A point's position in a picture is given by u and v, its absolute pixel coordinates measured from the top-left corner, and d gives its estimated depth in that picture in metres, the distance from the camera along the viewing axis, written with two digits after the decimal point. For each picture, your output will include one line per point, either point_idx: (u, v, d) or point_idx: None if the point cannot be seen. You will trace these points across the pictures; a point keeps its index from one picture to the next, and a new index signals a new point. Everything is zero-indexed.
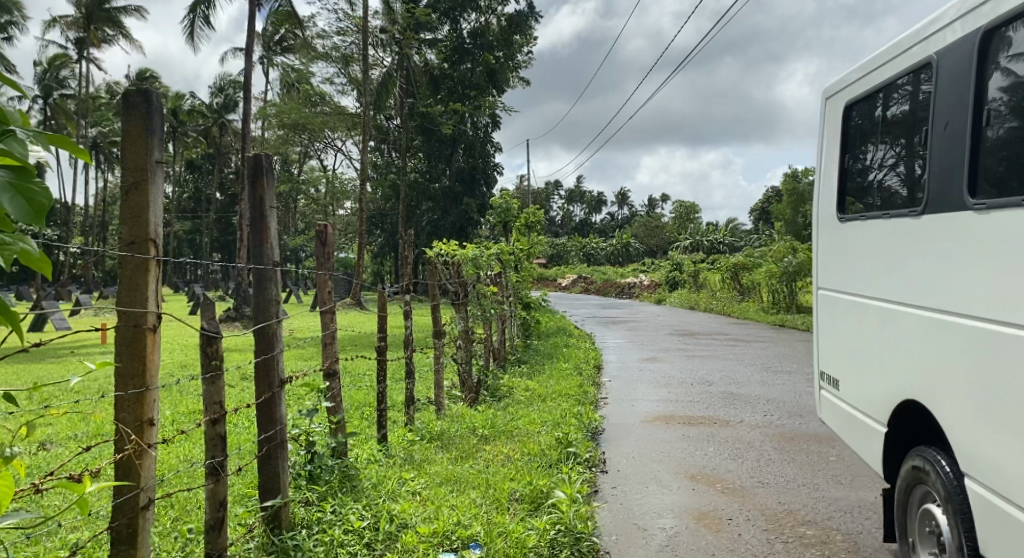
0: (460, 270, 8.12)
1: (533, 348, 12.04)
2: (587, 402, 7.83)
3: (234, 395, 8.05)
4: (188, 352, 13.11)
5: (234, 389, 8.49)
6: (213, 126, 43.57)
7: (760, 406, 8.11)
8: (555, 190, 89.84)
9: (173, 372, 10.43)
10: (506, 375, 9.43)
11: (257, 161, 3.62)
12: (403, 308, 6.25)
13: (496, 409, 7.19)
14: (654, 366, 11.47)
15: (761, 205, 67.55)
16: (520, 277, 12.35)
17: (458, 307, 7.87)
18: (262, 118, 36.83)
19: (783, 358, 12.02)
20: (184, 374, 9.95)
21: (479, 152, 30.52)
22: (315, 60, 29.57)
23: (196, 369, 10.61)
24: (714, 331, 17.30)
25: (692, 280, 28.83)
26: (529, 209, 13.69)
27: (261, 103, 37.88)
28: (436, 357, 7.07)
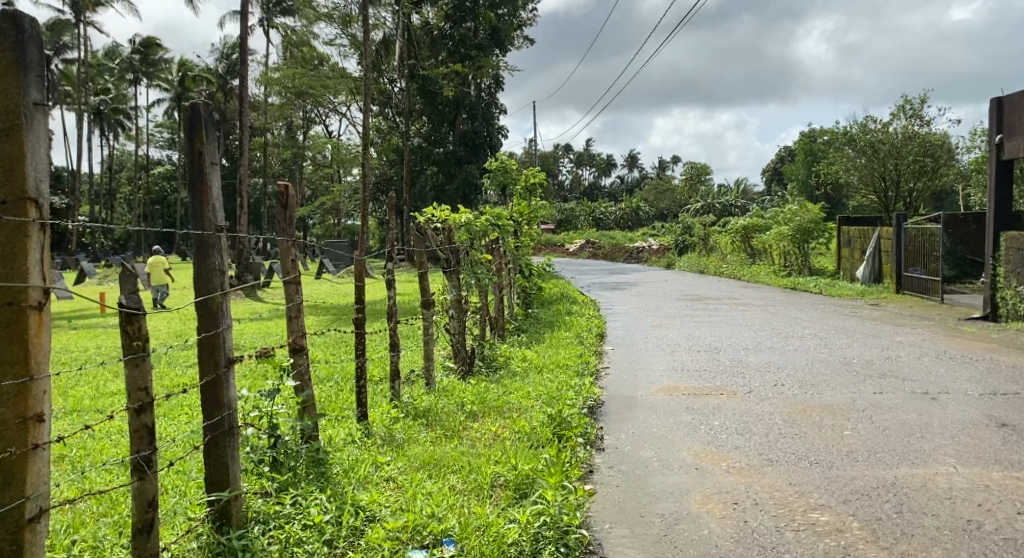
0: (450, 236, 7.70)
1: (535, 316, 11.63)
2: (586, 373, 7.46)
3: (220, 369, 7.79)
4: (184, 322, 12.84)
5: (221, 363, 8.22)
6: (216, 92, 43.05)
7: (771, 374, 7.71)
8: (564, 154, 89.08)
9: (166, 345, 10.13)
10: (504, 345, 9.09)
11: (193, 109, 3.18)
12: (386, 277, 5.82)
13: (489, 382, 6.83)
14: (661, 333, 11.09)
15: (772, 166, 66.69)
16: (522, 245, 11.83)
17: (448, 274, 7.50)
18: (265, 83, 36.31)
19: (794, 322, 11.59)
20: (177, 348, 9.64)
21: (482, 116, 29.60)
22: (316, 21, 28.94)
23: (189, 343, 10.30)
24: (723, 295, 16.88)
25: (702, 243, 28.36)
26: (532, 173, 12.98)
27: (263, 67, 37.34)
28: (425, 328, 6.67)
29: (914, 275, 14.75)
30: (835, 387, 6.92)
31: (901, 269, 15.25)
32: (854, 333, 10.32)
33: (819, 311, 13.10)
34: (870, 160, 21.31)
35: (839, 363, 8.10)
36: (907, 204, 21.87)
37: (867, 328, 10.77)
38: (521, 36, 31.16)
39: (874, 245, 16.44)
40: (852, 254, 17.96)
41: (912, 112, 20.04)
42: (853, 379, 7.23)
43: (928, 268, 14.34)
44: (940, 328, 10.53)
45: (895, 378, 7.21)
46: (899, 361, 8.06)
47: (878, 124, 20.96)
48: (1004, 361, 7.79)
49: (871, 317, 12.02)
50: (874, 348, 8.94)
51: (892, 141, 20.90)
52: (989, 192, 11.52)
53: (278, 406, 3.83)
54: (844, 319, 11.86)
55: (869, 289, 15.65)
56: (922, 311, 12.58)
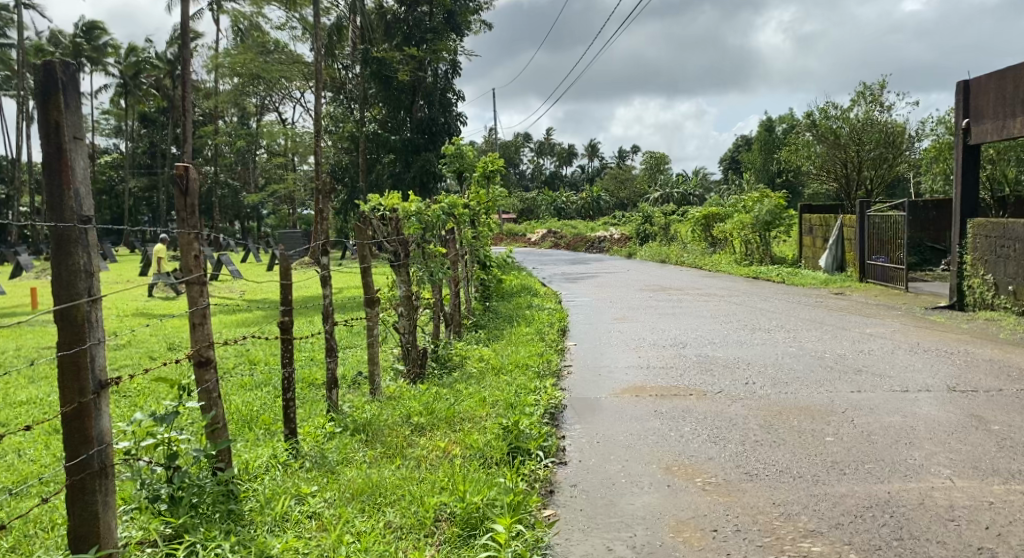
0: (400, 227, 7.03)
1: (495, 311, 11.05)
2: (547, 373, 6.92)
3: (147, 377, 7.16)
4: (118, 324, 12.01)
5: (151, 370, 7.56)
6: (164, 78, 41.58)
7: (742, 371, 7.30)
8: (525, 143, 88.56)
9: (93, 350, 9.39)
10: (460, 343, 8.50)
11: (50, 67, 2.50)
12: (320, 272, 5.16)
13: (439, 387, 6.26)
14: (624, 326, 10.64)
15: (731, 154, 67.11)
16: (480, 236, 11.27)
17: (397, 268, 6.90)
18: (215, 67, 35.13)
19: (761, 314, 11.22)
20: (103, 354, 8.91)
21: (439, 102, 28.92)
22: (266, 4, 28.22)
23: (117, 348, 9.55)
24: (685, 285, 16.51)
25: (662, 232, 28.08)
26: (487, 160, 12.34)
27: (213, 52, 36.13)
28: (369, 329, 6.05)
29: (877, 263, 14.54)
30: (811, 385, 6.51)
31: (864, 257, 15.04)
32: (823, 325, 9.96)
33: (784, 301, 12.77)
34: (832, 146, 21.08)
35: (811, 359, 7.72)
36: (868, 191, 21.74)
37: (834, 319, 10.43)
38: (477, 21, 30.52)
39: (837, 233, 16.19)
40: (814, 242, 17.73)
41: (873, 98, 19.89)
42: (826, 376, 6.84)
43: (892, 256, 14.13)
44: (908, 319, 10.24)
45: (871, 375, 6.82)
46: (872, 356, 7.70)
47: (838, 110, 20.76)
48: (981, 353, 7.46)
49: (837, 308, 11.70)
50: (846, 341, 8.58)
51: (854, 127, 20.64)
52: (956, 179, 11.24)
53: (178, 432, 3.23)
54: (811, 310, 11.54)
55: (832, 278, 15.41)
56: (888, 300, 12.31)
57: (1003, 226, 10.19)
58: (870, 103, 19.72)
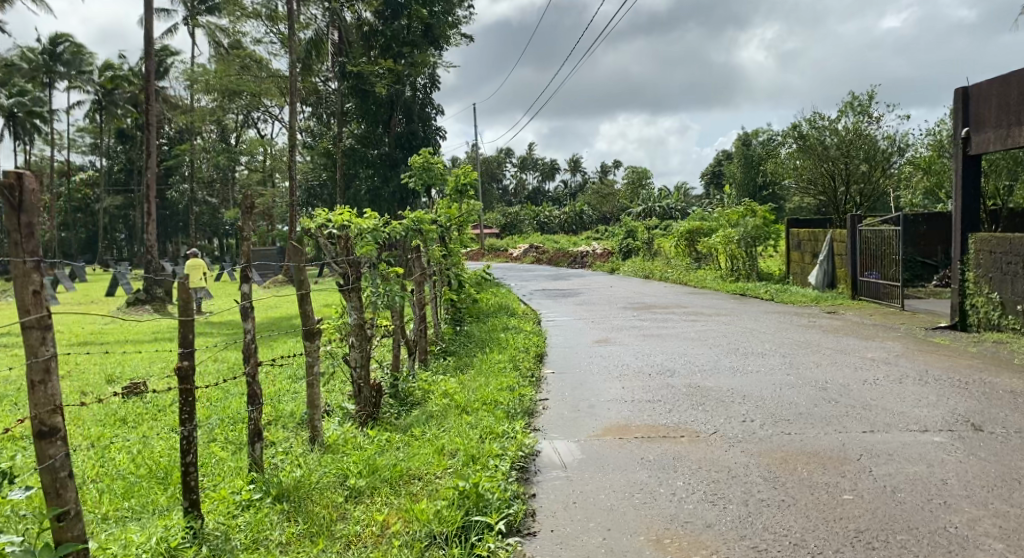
0: (351, 245, 6.12)
1: (468, 335, 10.21)
2: (518, 412, 6.06)
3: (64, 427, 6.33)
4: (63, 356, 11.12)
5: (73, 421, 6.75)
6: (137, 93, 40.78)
7: (740, 405, 6.53)
8: (507, 158, 88.06)
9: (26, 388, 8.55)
10: (424, 374, 7.64)
11: None
12: (239, 300, 4.32)
13: (391, 432, 5.43)
14: (606, 351, 9.87)
15: (712, 168, 66.87)
16: (451, 254, 10.48)
17: (347, 293, 6.05)
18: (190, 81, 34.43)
19: (751, 336, 10.48)
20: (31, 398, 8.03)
21: (418, 116, 28.27)
22: (244, 17, 27.96)
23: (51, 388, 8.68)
24: (670, 303, 15.80)
25: (646, 248, 27.35)
26: (459, 171, 11.50)
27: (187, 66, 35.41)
28: (309, 366, 5.19)
29: (870, 279, 13.88)
30: (816, 423, 5.77)
31: (856, 273, 14.39)
32: (820, 348, 9.22)
33: (776, 321, 12.06)
34: (820, 159, 20.44)
35: (812, 390, 6.97)
36: (855, 204, 21.20)
37: (832, 341, 9.70)
38: (456, 35, 29.93)
39: (827, 248, 15.53)
40: (802, 258, 17.05)
41: (862, 109, 19.29)
42: (830, 411, 6.10)
43: (886, 272, 13.47)
44: (910, 340, 9.52)
45: (881, 410, 6.05)
46: (878, 386, 6.95)
47: (824, 121, 20.20)
48: (999, 384, 6.74)
49: (832, 328, 10.97)
50: (848, 368, 7.86)
51: (842, 139, 20.05)
52: (955, 191, 10.59)
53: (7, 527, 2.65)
54: (805, 331, 10.81)
55: (823, 295, 14.73)
56: (885, 319, 11.60)
57: (1009, 241, 9.55)
58: (859, 113, 19.19)
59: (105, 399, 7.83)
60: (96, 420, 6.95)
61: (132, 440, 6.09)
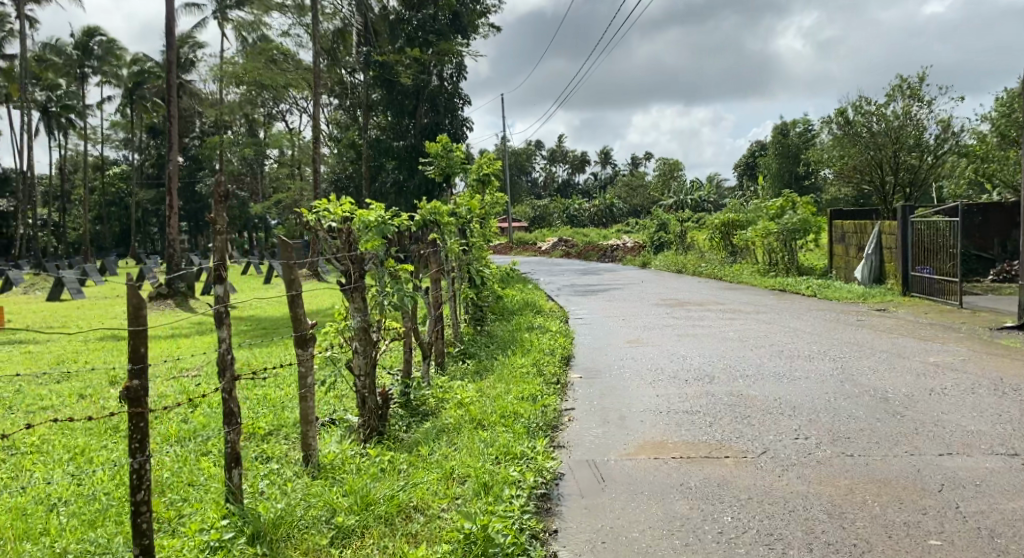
0: (354, 240, 5.54)
1: (490, 336, 9.58)
2: (538, 427, 5.41)
3: (46, 448, 5.82)
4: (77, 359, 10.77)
5: (59, 436, 6.24)
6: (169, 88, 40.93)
7: (791, 417, 5.82)
8: (536, 151, 87.19)
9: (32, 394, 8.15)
10: (439, 380, 7.03)
11: None
12: (211, 304, 3.72)
13: (394, 452, 4.83)
14: (638, 352, 9.19)
15: (745, 159, 65.51)
16: (472, 247, 9.89)
17: (349, 293, 5.45)
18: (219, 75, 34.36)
19: (796, 336, 9.70)
20: (28, 404, 7.58)
21: (445, 107, 27.48)
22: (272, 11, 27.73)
23: (56, 393, 8.27)
24: (704, 299, 15.03)
25: (678, 240, 26.52)
26: (481, 158, 10.91)
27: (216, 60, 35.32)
28: (303, 378, 4.58)
29: (923, 274, 12.97)
30: (883, 441, 5.05)
31: (907, 268, 13.46)
32: (875, 351, 8.42)
33: (822, 319, 11.24)
34: (866, 146, 19.35)
35: (872, 401, 6.22)
36: (905, 193, 20.05)
37: (887, 344, 8.89)
38: (484, 25, 29.26)
39: (874, 241, 14.62)
40: (846, 252, 16.14)
41: (912, 93, 18.20)
42: (896, 427, 5.36)
43: (940, 267, 12.58)
44: (975, 342, 8.68)
45: (956, 427, 5.30)
46: (950, 397, 6.18)
47: (870, 107, 19.13)
48: None
49: (884, 328, 10.13)
50: (910, 375, 7.09)
51: (893, 125, 18.87)
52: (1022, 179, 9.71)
53: None
54: (855, 331, 10.00)
55: (871, 291, 13.83)
56: (942, 318, 10.73)
57: None
58: (908, 97, 18.10)
59: (102, 404, 7.35)
60: (85, 429, 6.45)
61: (119, 453, 5.57)
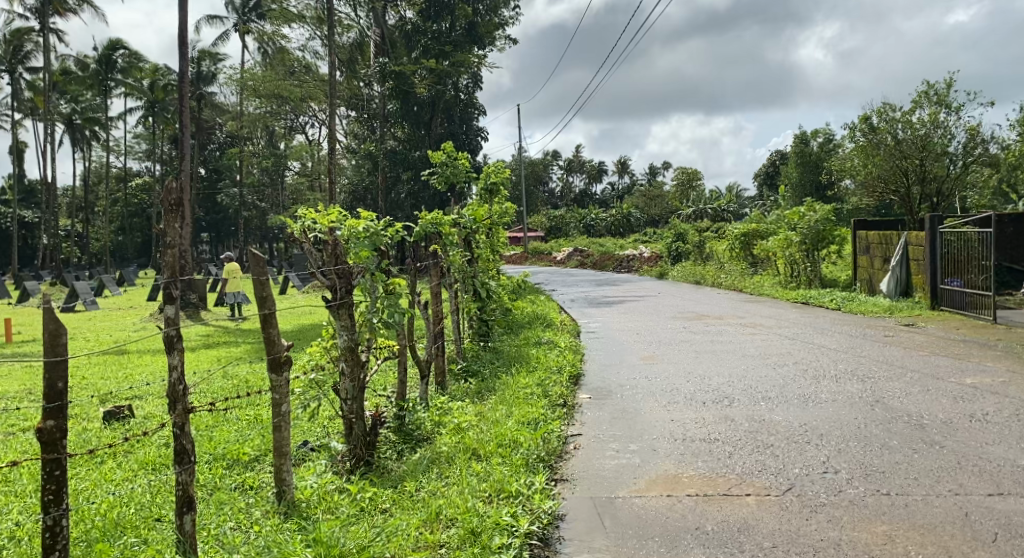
0: (341, 252, 5.09)
1: (495, 352, 9.13)
2: (538, 459, 4.97)
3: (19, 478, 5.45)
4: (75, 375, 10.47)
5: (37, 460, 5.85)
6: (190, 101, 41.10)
7: (818, 447, 5.30)
8: (554, 161, 86.79)
9: (23, 413, 7.85)
10: (439, 401, 6.59)
11: None
12: (161, 326, 3.35)
13: (376, 488, 4.43)
14: (653, 369, 8.73)
15: (765, 169, 64.73)
16: (478, 259, 9.48)
17: (334, 309, 5.04)
18: (238, 86, 34.35)
19: (822, 354, 9.15)
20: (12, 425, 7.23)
21: (459, 117, 27.39)
22: (290, 22, 27.66)
23: (47, 411, 7.94)
24: (723, 312, 14.49)
25: (697, 251, 25.94)
26: (487, 166, 10.53)
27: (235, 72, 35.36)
28: (276, 408, 4.16)
29: (952, 287, 12.39)
30: (923, 477, 4.53)
31: (935, 281, 12.86)
32: (906, 371, 7.86)
33: (848, 335, 10.68)
34: (892, 155, 18.68)
35: (907, 429, 5.68)
36: (932, 204, 19.38)
37: (918, 362, 8.34)
38: (502, 37, 28.98)
39: (901, 253, 14.01)
40: (871, 263, 15.52)
41: (939, 100, 17.58)
42: (936, 461, 4.83)
43: (970, 280, 11.98)
44: (1014, 361, 8.11)
45: (1002, 462, 4.77)
46: (991, 425, 5.64)
47: (898, 114, 18.41)
48: None
49: (915, 345, 9.55)
50: (947, 399, 6.53)
51: (920, 133, 18.23)
52: None
53: None
54: (883, 348, 9.44)
55: (897, 304, 13.23)
56: (976, 334, 10.13)
57: None
58: (936, 104, 17.47)
59: (84, 425, 6.97)
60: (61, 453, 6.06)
61: (88, 484, 5.16)
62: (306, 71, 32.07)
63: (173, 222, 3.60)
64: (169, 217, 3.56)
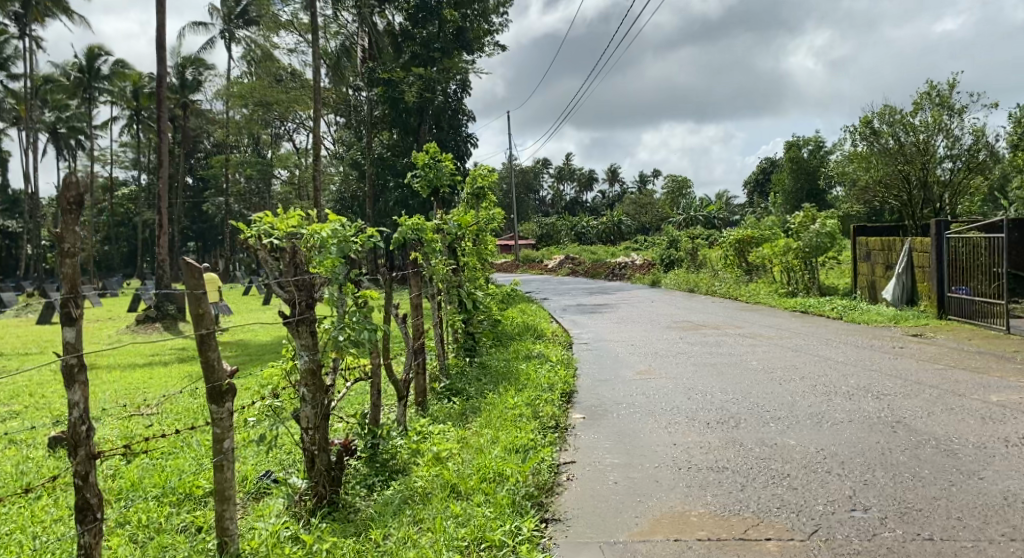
0: (300, 261, 4.48)
1: (482, 367, 8.51)
2: (522, 497, 4.38)
3: None
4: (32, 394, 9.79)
5: None
6: (176, 108, 40.40)
7: (842, 478, 4.73)
8: (544, 168, 86.38)
9: None
10: (419, 425, 5.95)
11: None
12: (61, 356, 3.26)
13: (337, 538, 3.85)
14: (651, 385, 8.15)
15: (755, 176, 64.43)
16: (463, 268, 8.87)
17: (292, 326, 4.41)
18: (227, 94, 33.72)
19: (830, 368, 8.59)
20: None
21: (448, 123, 26.82)
22: (277, 29, 27.10)
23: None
24: (719, 321, 13.91)
25: (690, 259, 25.41)
26: (474, 168, 9.95)
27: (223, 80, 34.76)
28: (216, 450, 3.54)
29: (960, 295, 11.90)
30: (969, 519, 4.00)
31: (942, 288, 12.34)
32: (924, 387, 7.31)
33: (853, 346, 10.15)
34: (894, 158, 18.21)
35: (938, 457, 5.13)
36: (934, 209, 18.88)
37: (935, 377, 7.79)
38: (491, 42, 28.42)
39: (904, 259, 13.51)
40: (872, 271, 15.00)
41: (942, 102, 17.15)
42: (979, 496, 4.29)
43: (980, 286, 11.49)
44: None
45: None
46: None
47: (901, 116, 17.89)
48: None
49: (928, 357, 8.99)
50: (975, 420, 5.98)
51: (922, 137, 17.75)
52: None
53: None
54: (895, 360, 8.89)
55: (903, 313, 12.69)
56: (990, 345, 9.62)
57: None
58: (938, 105, 17.05)
59: (25, 454, 6.30)
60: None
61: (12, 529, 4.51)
62: (294, 78, 31.50)
63: (72, 227, 3.31)
64: (67, 221, 3.28)
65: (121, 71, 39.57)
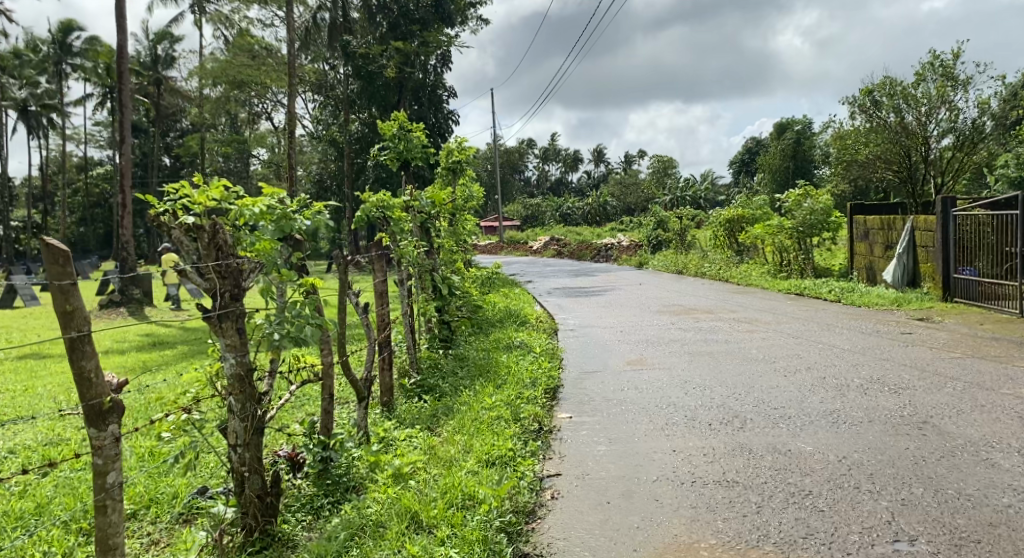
0: (223, 240, 3.65)
1: (458, 360, 7.74)
2: (492, 530, 3.64)
3: None
4: None
5: None
6: (150, 85, 38.98)
7: (874, 496, 4.01)
8: (529, 149, 85.34)
9: None
10: (382, 432, 5.18)
11: None
12: None
13: None
14: (644, 377, 7.42)
15: (741, 157, 63.81)
16: (438, 249, 8.11)
17: (214, 322, 3.61)
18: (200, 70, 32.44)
19: (837, 357, 7.89)
20: None
21: (429, 99, 25.85)
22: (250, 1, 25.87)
23: None
24: (712, 305, 13.22)
25: (678, 239, 24.67)
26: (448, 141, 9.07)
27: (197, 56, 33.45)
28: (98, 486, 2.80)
29: (965, 276, 11.25)
30: None
31: (948, 270, 11.69)
32: (944, 379, 6.63)
33: (857, 332, 9.47)
34: (895, 132, 17.57)
35: (980, 466, 4.44)
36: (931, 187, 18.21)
37: (954, 367, 7.11)
38: (474, 16, 27.30)
39: (905, 239, 12.85)
40: (869, 251, 14.36)
41: (945, 72, 16.46)
42: None
43: (989, 267, 10.85)
44: None
45: None
46: None
47: (901, 88, 17.16)
48: None
49: (941, 345, 8.32)
50: (1011, 420, 5.28)
51: (923, 110, 16.98)
52: None
53: None
54: (905, 348, 8.21)
55: (905, 295, 12.03)
56: (1005, 331, 8.97)
57: None
58: (941, 76, 16.37)
59: None
60: None
61: None
62: (271, 53, 30.33)
63: None
64: None
65: (93, 46, 37.99)
